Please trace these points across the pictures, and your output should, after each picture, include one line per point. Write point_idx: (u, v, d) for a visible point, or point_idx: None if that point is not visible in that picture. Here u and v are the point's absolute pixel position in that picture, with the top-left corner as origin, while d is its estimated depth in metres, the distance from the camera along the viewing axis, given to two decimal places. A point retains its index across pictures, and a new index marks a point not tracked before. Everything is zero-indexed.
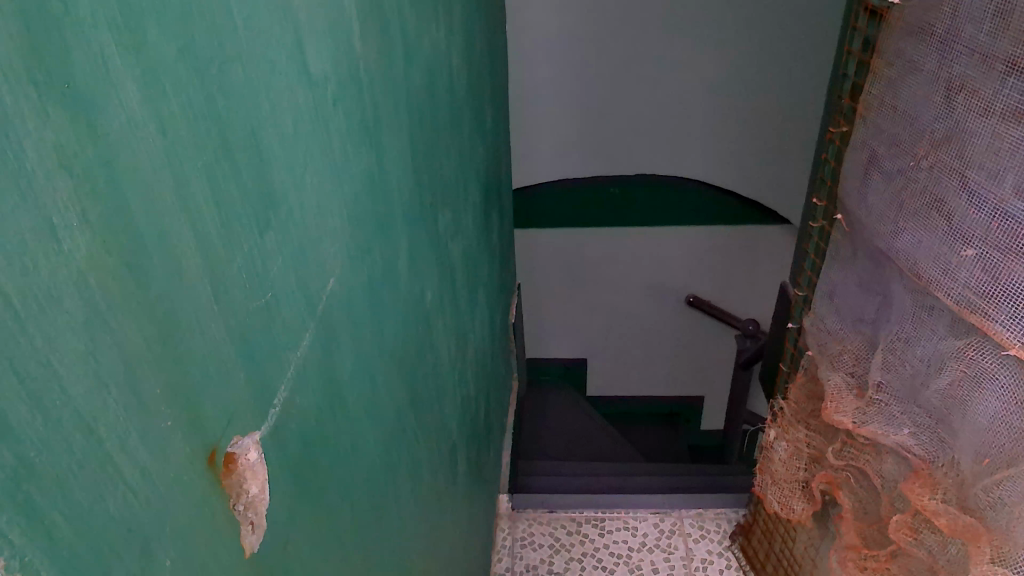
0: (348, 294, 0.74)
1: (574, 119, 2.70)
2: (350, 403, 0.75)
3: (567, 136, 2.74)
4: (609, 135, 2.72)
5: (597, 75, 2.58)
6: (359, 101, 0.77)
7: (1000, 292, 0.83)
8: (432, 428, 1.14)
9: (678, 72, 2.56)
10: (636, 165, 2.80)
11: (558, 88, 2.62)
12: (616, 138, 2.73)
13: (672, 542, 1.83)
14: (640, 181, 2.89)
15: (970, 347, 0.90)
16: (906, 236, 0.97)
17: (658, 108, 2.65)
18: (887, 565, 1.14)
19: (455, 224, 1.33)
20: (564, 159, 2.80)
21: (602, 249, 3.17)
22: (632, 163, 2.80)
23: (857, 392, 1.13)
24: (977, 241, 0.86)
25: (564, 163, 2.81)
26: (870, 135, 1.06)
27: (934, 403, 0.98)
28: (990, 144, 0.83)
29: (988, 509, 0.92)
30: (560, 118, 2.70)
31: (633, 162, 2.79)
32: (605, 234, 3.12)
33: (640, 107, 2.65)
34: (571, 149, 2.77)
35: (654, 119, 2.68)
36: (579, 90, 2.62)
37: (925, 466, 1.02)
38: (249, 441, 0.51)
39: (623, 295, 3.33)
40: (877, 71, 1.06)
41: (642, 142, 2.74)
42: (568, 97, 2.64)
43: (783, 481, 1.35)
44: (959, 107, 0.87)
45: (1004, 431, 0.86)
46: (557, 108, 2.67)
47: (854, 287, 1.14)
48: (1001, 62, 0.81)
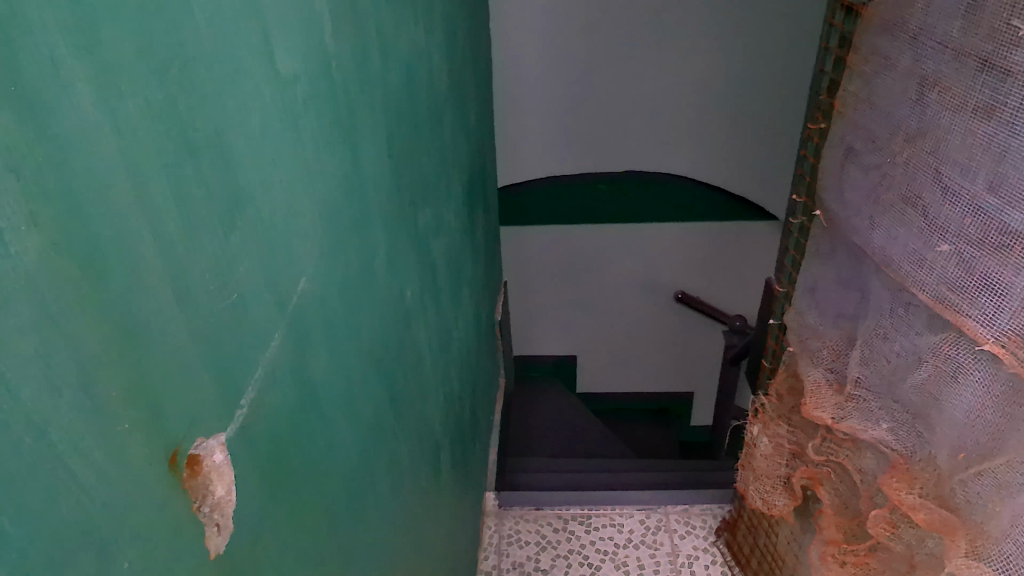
0: (321, 294, 0.73)
1: (561, 112, 2.68)
2: (325, 402, 0.75)
3: (553, 129, 2.73)
4: (596, 131, 2.72)
5: (585, 70, 2.57)
6: (332, 100, 0.77)
7: (974, 287, 0.84)
8: (414, 426, 1.14)
9: (665, 69, 2.57)
10: (622, 161, 2.80)
11: (545, 83, 2.61)
12: (603, 133, 2.72)
13: (658, 538, 1.83)
14: (629, 177, 2.87)
15: (945, 342, 0.90)
16: (882, 231, 0.98)
17: (646, 105, 2.65)
18: (867, 560, 1.10)
19: (436, 222, 1.32)
20: (553, 151, 2.78)
21: (591, 245, 3.16)
22: (619, 160, 2.80)
23: (836, 387, 1.12)
24: (951, 235, 0.87)
25: (553, 154, 2.79)
26: (847, 131, 1.06)
27: (911, 399, 0.98)
28: (964, 140, 0.84)
29: (965, 505, 0.90)
30: (547, 113, 2.69)
31: (620, 158, 2.79)
32: (591, 228, 3.10)
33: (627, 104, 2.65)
34: (558, 142, 2.76)
35: (641, 116, 2.68)
36: (567, 84, 2.61)
37: (903, 460, 1.00)
38: (214, 442, 0.51)
39: (613, 292, 3.31)
40: (853, 67, 1.05)
41: (628, 138, 2.73)
42: (555, 92, 2.63)
43: (765, 476, 1.30)
44: (932, 103, 0.88)
45: (979, 425, 0.86)
46: (543, 102, 2.66)
47: (833, 282, 1.13)
48: (973, 59, 0.82)
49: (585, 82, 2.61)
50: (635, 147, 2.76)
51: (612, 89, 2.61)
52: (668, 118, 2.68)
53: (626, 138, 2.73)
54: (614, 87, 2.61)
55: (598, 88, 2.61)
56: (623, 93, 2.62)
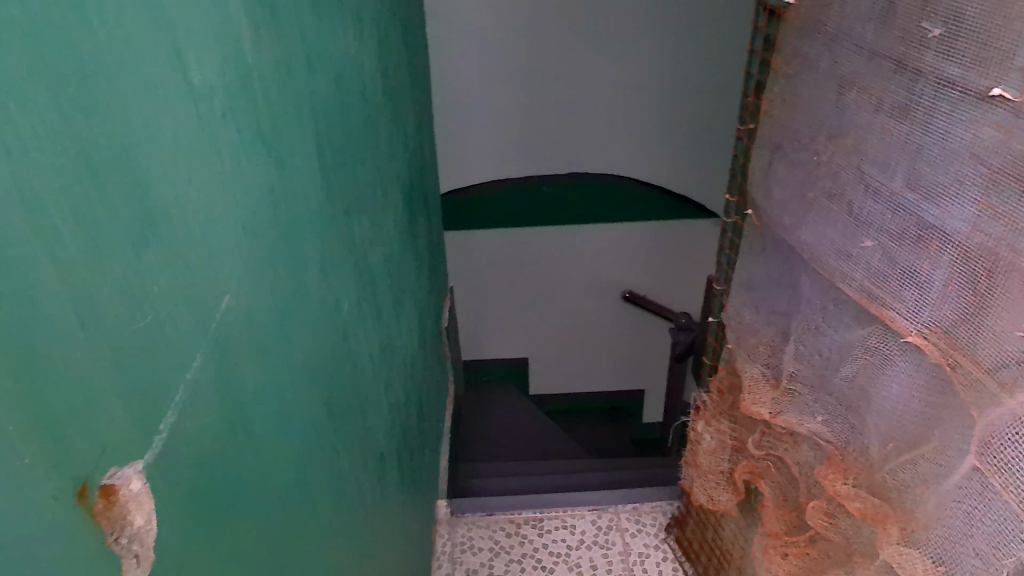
0: (248, 311, 0.72)
1: (503, 115, 2.68)
2: (256, 421, 0.73)
3: (496, 132, 2.72)
4: (539, 133, 2.73)
5: (526, 72, 2.58)
6: (254, 111, 0.75)
7: (897, 281, 0.87)
8: (355, 439, 1.12)
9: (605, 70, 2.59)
10: (565, 163, 2.82)
11: (486, 85, 2.61)
12: (545, 135, 2.73)
13: (610, 537, 1.84)
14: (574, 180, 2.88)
15: (872, 336, 0.93)
16: (810, 229, 1.00)
17: (587, 107, 2.67)
18: (807, 550, 1.10)
19: (374, 231, 1.31)
20: (496, 154, 2.78)
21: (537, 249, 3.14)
22: (562, 161, 2.81)
23: (772, 382, 1.14)
24: (874, 231, 0.89)
25: (496, 157, 2.79)
26: (774, 132, 1.08)
27: (843, 390, 1.00)
28: (882, 138, 0.87)
29: (896, 491, 0.91)
30: (490, 116, 2.68)
31: (563, 161, 2.81)
32: (537, 234, 3.08)
33: (568, 106, 2.67)
34: (501, 145, 2.75)
35: (582, 118, 2.70)
36: (509, 87, 2.62)
37: (838, 451, 1.02)
38: (130, 471, 0.50)
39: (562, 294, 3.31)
40: (777, 68, 1.07)
41: (570, 140, 2.75)
42: (497, 94, 2.63)
43: (709, 472, 1.32)
44: (852, 103, 0.91)
45: (906, 414, 0.88)
46: (485, 105, 2.65)
47: (766, 279, 1.15)
48: (888, 60, 0.84)
49: (527, 85, 2.61)
50: (578, 148, 2.78)
51: (554, 91, 2.63)
52: (608, 119, 2.71)
53: (568, 139, 2.75)
54: (555, 89, 2.62)
55: (540, 90, 2.63)
56: (564, 95, 2.64)
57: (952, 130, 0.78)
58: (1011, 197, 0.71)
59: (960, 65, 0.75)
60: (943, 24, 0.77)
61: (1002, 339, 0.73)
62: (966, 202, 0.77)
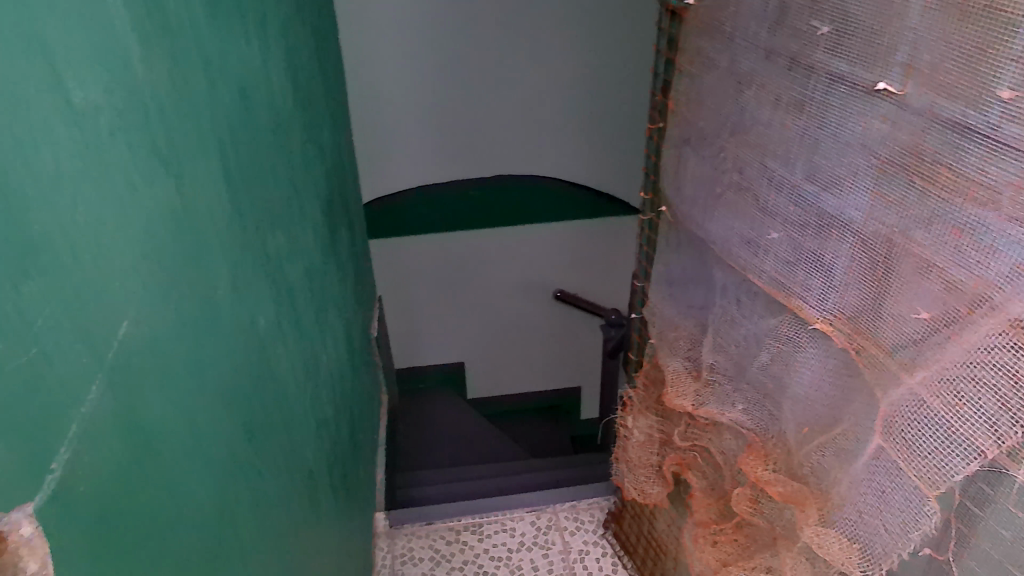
0: (150, 336, 0.69)
1: (425, 120, 2.66)
2: (166, 450, 0.70)
3: (419, 137, 2.70)
4: (461, 136, 2.72)
5: (446, 75, 2.57)
6: (148, 128, 0.72)
7: (801, 272, 0.90)
8: (279, 458, 1.09)
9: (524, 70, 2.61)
10: (490, 165, 2.82)
11: (406, 90, 2.58)
12: (467, 138, 2.73)
13: (550, 537, 1.85)
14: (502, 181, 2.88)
15: (783, 325, 0.96)
16: (720, 225, 1.02)
17: (508, 108, 2.68)
18: (735, 537, 1.12)
19: (291, 244, 1.28)
20: (419, 159, 2.75)
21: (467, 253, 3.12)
22: (488, 162, 2.81)
23: (693, 375, 1.16)
24: (779, 224, 0.92)
25: (420, 163, 2.76)
26: (681, 129, 1.10)
27: (759, 379, 1.02)
28: (781, 133, 0.89)
29: (812, 475, 0.93)
30: (412, 121, 2.66)
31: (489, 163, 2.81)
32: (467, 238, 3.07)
33: (489, 108, 2.67)
34: (424, 150, 2.73)
35: (504, 120, 2.71)
36: (429, 91, 2.60)
37: (758, 438, 1.05)
38: (17, 515, 0.47)
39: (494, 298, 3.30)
40: (680, 67, 1.09)
41: (493, 141, 2.76)
42: (418, 99, 2.61)
43: (638, 467, 1.33)
44: (752, 100, 0.94)
45: (819, 399, 0.91)
46: (406, 111, 2.63)
47: (683, 274, 1.17)
48: (783, 57, 0.87)
49: (447, 88, 2.60)
50: (501, 149, 2.78)
51: (475, 94, 2.63)
52: (530, 120, 2.73)
53: (491, 141, 2.75)
54: (476, 91, 2.63)
55: (461, 93, 2.62)
56: (485, 97, 2.64)
57: (843, 122, 0.81)
58: (901, 184, 0.75)
59: (848, 61, 0.79)
60: (830, 22, 0.80)
61: (900, 322, 0.77)
62: (861, 191, 0.80)
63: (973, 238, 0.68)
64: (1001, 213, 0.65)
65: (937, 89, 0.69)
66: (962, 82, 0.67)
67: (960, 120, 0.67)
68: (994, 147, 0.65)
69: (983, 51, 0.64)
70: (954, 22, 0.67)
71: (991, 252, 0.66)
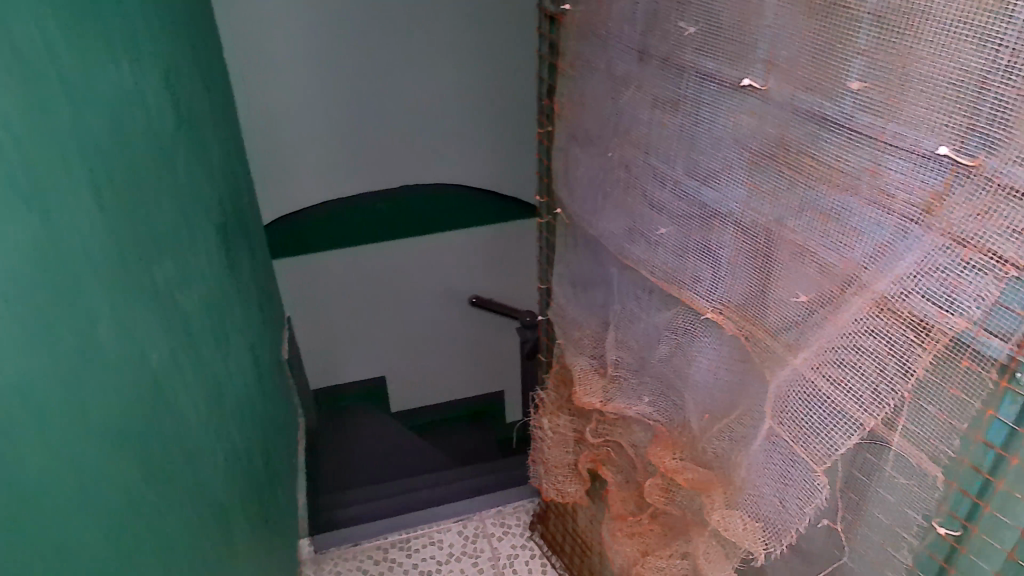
0: (23, 385, 0.65)
1: (323, 124, 2.40)
2: (49, 503, 0.66)
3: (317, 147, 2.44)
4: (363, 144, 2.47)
5: (342, 81, 2.34)
6: (5, 164, 0.68)
7: (690, 265, 0.93)
8: (184, 496, 1.05)
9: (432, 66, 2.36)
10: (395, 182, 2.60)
11: (299, 92, 2.32)
12: (368, 151, 2.50)
13: (478, 545, 1.85)
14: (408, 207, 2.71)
15: (678, 316, 0.98)
16: (612, 223, 1.05)
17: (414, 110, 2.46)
18: (650, 527, 1.14)
19: (182, 273, 1.23)
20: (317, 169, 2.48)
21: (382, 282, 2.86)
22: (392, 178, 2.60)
23: (600, 372, 1.18)
24: (665, 220, 0.95)
25: (317, 173, 2.49)
26: (568, 132, 1.12)
27: (661, 370, 1.05)
28: (659, 132, 0.92)
29: (715, 460, 0.97)
30: (308, 125, 2.38)
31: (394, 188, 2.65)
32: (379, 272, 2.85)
33: (399, 114, 2.46)
34: (323, 162, 2.47)
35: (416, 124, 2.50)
36: (324, 91, 2.34)
37: (665, 429, 1.08)
38: None
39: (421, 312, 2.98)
40: (563, 72, 1.11)
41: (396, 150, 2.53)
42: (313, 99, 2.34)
43: (555, 468, 1.34)
44: (630, 101, 0.96)
45: (716, 386, 0.94)
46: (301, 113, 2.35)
47: (582, 274, 1.19)
48: (655, 58, 0.90)
49: (345, 87, 2.35)
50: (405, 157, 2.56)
51: (376, 96, 2.40)
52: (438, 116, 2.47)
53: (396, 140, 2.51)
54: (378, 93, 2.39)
55: (360, 94, 2.38)
56: (387, 101, 2.42)
57: (715, 119, 0.84)
58: (772, 175, 0.78)
59: (715, 60, 0.82)
60: (697, 23, 0.83)
61: (780, 306, 0.80)
62: (736, 183, 0.83)
63: (839, 222, 0.71)
64: (862, 197, 0.69)
65: (795, 82, 0.73)
66: (816, 76, 0.70)
67: (818, 111, 0.71)
68: (849, 135, 0.69)
69: (832, 45, 0.68)
70: (804, 19, 0.71)
71: (856, 235, 0.70)
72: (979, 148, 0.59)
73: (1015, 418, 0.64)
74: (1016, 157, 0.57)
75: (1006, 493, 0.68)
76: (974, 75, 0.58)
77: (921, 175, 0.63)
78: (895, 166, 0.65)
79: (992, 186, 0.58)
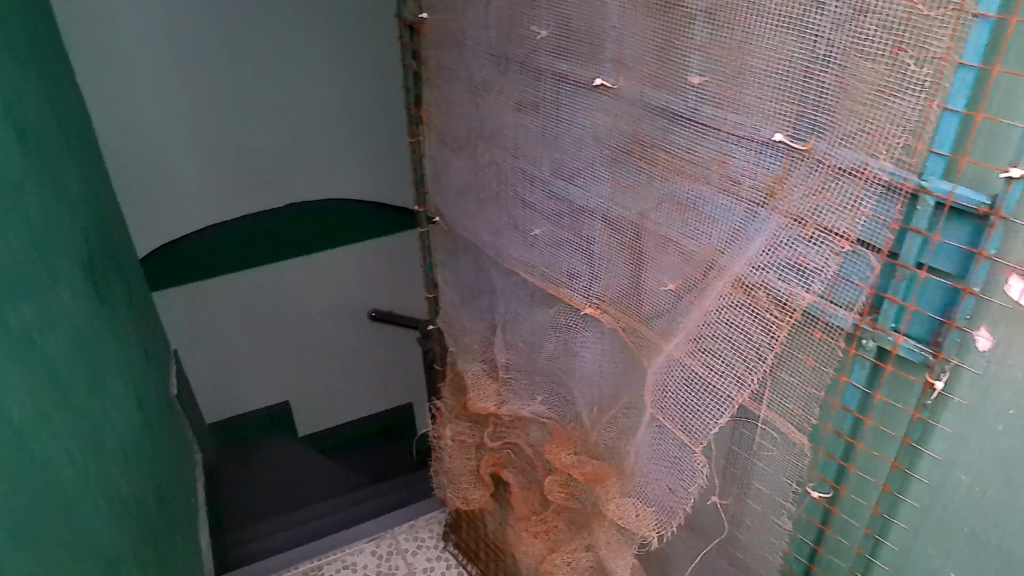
0: None
1: (195, 104, 1.85)
2: None
3: (189, 126, 1.86)
4: (253, 128, 1.93)
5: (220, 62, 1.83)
6: None
7: (566, 264, 0.95)
8: (63, 553, 0.98)
9: (324, 26, 1.88)
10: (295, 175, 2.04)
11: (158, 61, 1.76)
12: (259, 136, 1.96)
13: (393, 563, 1.80)
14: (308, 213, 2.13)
15: (560, 314, 1.00)
16: (490, 227, 1.06)
17: (311, 84, 1.95)
18: (555, 523, 1.15)
19: (44, 314, 1.15)
20: (191, 157, 1.90)
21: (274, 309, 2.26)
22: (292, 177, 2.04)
23: (492, 375, 1.19)
24: (539, 221, 0.97)
25: (193, 162, 1.91)
26: (439, 140, 1.12)
27: (549, 368, 1.07)
28: (524, 134, 0.94)
29: (607, 451, 0.99)
30: (177, 101, 1.82)
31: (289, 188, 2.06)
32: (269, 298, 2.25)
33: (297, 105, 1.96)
34: (197, 148, 1.89)
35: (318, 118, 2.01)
36: (197, 50, 1.79)
37: (559, 425, 1.09)
38: None
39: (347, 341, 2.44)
40: (427, 80, 1.11)
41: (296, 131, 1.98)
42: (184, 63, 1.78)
43: (459, 475, 1.33)
44: (494, 106, 0.97)
45: (601, 378, 0.97)
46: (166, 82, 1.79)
47: (466, 280, 1.20)
48: (514, 63, 0.91)
49: (224, 47, 1.81)
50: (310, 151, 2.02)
51: (266, 58, 1.86)
52: (338, 89, 1.98)
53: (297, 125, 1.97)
54: (264, 58, 1.86)
55: (241, 63, 1.85)
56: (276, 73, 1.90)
57: (573, 119, 0.86)
58: (631, 170, 0.81)
59: (568, 61, 0.84)
60: (548, 27, 0.85)
61: (650, 295, 0.83)
62: (599, 179, 0.86)
63: (695, 210, 0.74)
64: (712, 184, 0.72)
65: (643, 80, 0.75)
66: (660, 72, 0.73)
67: (665, 106, 0.74)
68: (695, 127, 0.72)
69: (671, 42, 0.71)
70: (645, 19, 0.73)
71: (711, 221, 0.73)
72: (809, 133, 0.62)
73: (865, 381, 0.69)
74: (840, 139, 0.60)
75: (868, 453, 0.72)
76: (796, 64, 0.61)
77: (763, 161, 0.66)
78: (738, 154, 0.68)
79: (822, 166, 0.61)
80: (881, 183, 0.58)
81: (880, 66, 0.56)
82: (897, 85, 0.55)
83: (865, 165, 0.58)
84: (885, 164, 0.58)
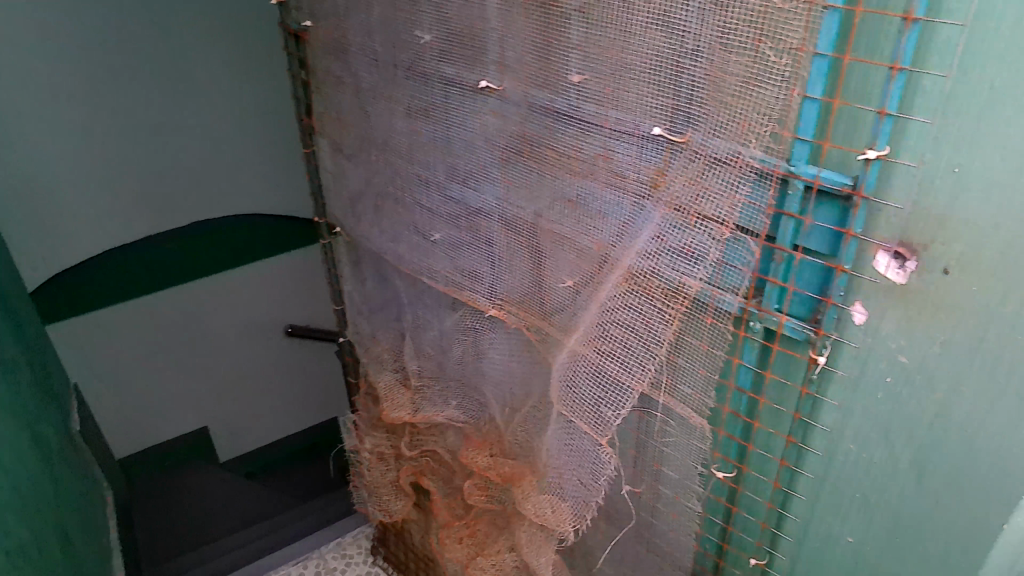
0: None
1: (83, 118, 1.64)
2: None
3: (77, 131, 1.64)
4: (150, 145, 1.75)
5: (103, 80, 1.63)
6: None
7: (468, 267, 0.95)
8: None
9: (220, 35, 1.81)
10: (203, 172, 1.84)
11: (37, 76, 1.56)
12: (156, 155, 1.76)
13: None
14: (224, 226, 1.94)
15: (466, 318, 1.00)
16: (392, 234, 1.05)
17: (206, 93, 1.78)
18: (477, 527, 1.15)
19: None
20: (80, 158, 1.67)
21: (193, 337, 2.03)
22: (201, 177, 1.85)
23: (404, 384, 1.18)
24: (439, 226, 0.96)
25: (82, 165, 1.68)
26: (333, 150, 1.10)
27: (460, 372, 1.06)
28: (416, 139, 0.93)
29: (521, 450, 0.99)
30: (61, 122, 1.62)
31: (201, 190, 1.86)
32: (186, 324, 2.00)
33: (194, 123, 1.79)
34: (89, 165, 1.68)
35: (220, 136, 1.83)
36: (82, 38, 1.58)
37: (475, 429, 1.09)
38: None
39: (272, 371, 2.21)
40: (316, 89, 1.09)
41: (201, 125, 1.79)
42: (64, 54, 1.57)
43: (379, 487, 1.31)
44: (385, 113, 0.96)
45: (510, 378, 0.97)
46: (44, 76, 1.56)
47: (372, 290, 1.18)
48: (401, 67, 0.91)
49: (113, 34, 1.61)
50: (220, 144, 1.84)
51: (162, 46, 1.68)
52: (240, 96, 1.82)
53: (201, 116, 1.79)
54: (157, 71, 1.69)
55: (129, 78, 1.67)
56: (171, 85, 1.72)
57: (462, 122, 0.86)
58: (523, 170, 0.81)
59: (453, 65, 0.84)
60: (431, 30, 0.84)
61: (550, 292, 0.84)
62: (492, 181, 0.86)
63: (586, 206, 0.75)
64: (599, 180, 0.73)
65: (525, 80, 0.76)
66: (542, 72, 0.74)
67: (549, 105, 0.75)
68: (579, 125, 0.73)
69: (549, 42, 0.72)
70: (523, 20, 0.74)
71: (602, 216, 0.74)
72: (685, 125, 0.63)
73: (757, 361, 0.71)
74: (714, 129, 0.61)
75: (765, 431, 0.75)
76: (667, 59, 0.62)
77: (644, 155, 0.68)
78: (621, 149, 0.70)
79: (699, 157, 0.63)
80: (753, 170, 0.60)
81: (743, 58, 0.57)
82: (761, 74, 0.57)
83: (738, 154, 0.60)
84: (756, 152, 0.59)
